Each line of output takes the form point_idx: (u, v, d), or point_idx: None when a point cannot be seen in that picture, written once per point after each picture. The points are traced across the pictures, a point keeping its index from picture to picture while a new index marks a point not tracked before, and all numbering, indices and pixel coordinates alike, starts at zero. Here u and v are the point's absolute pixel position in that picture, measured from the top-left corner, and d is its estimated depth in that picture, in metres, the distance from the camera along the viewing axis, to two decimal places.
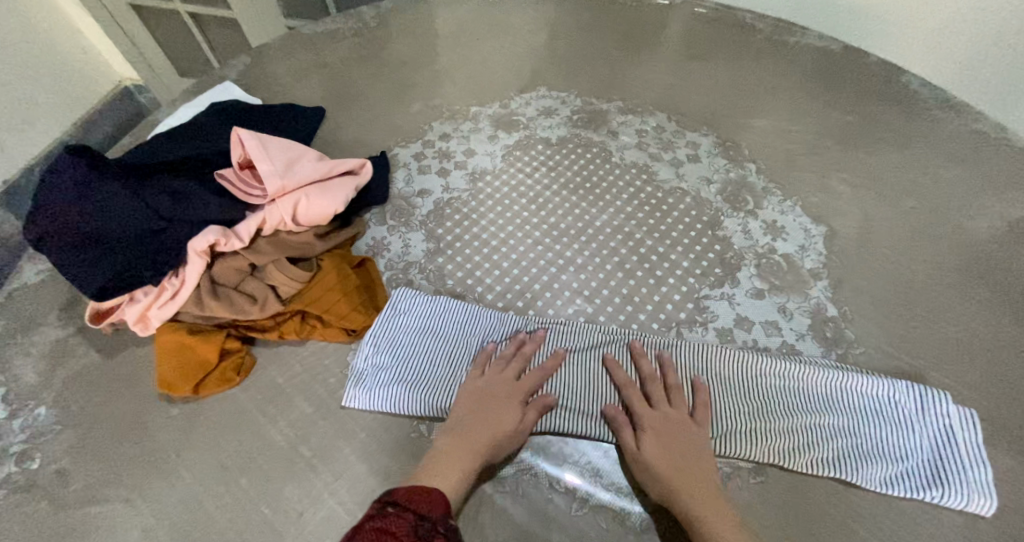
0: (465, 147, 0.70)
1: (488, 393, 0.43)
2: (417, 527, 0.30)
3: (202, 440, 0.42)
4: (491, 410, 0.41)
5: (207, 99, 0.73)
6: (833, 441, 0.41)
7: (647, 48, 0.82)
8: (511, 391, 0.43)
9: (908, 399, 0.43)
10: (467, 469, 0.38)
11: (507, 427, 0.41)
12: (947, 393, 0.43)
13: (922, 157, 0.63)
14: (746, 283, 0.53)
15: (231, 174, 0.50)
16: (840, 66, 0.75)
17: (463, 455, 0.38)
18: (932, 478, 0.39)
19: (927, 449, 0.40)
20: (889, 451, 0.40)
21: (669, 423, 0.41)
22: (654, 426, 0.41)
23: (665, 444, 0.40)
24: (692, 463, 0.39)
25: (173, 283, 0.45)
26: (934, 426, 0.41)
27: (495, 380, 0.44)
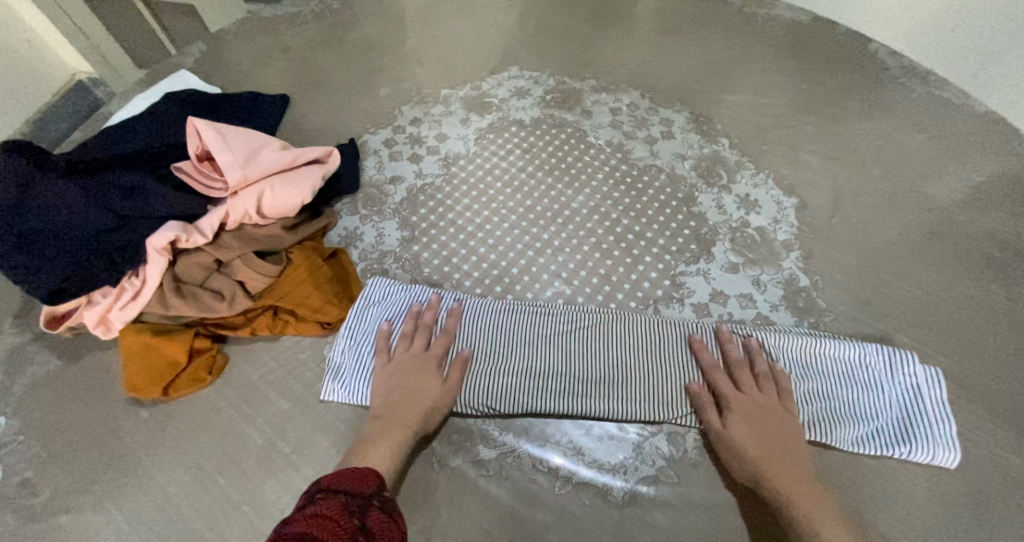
0: (436, 132, 0.69)
1: (400, 371, 0.43)
2: (349, 503, 0.30)
3: (174, 442, 0.41)
4: (411, 385, 0.42)
5: (162, 89, 0.69)
6: (808, 406, 0.42)
7: (619, 25, 0.80)
8: (423, 362, 0.44)
9: (878, 362, 0.44)
10: (398, 443, 0.39)
11: (432, 398, 0.42)
12: (914, 354, 0.44)
13: (890, 126, 0.64)
14: (721, 257, 0.54)
15: (189, 167, 0.48)
16: (811, 38, 0.75)
17: (387, 433, 0.39)
18: (900, 436, 0.40)
19: (896, 409, 0.42)
20: (860, 413, 0.42)
21: (760, 408, 0.41)
22: (741, 410, 0.41)
23: (757, 429, 0.40)
24: (783, 451, 0.38)
25: (134, 283, 0.43)
26: (903, 386, 0.42)
27: (406, 356, 0.44)
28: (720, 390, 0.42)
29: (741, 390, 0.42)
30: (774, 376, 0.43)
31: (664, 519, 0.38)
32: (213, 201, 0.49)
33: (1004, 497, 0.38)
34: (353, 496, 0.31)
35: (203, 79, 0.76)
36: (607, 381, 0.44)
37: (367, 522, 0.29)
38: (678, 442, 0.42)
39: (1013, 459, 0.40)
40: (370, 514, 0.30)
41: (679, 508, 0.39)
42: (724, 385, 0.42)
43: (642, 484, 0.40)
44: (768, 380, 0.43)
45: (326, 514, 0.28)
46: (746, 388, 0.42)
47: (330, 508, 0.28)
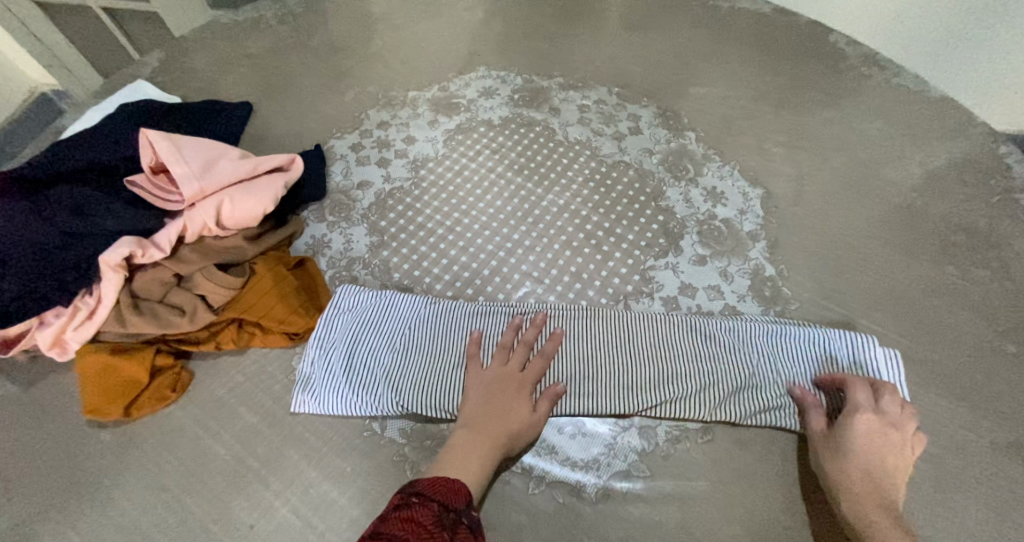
0: (404, 135, 0.68)
1: (495, 385, 0.42)
2: (441, 517, 0.31)
3: (138, 463, 0.40)
4: (504, 401, 0.41)
5: (119, 100, 0.68)
6: (776, 393, 0.42)
7: (586, 22, 0.81)
8: (520, 378, 0.43)
9: (841, 345, 0.45)
10: (485, 462, 0.37)
11: (528, 415, 0.41)
12: (874, 335, 0.46)
13: (850, 114, 0.65)
14: (689, 250, 0.54)
15: (142, 180, 0.47)
16: (773, 29, 0.76)
17: (479, 451, 0.38)
18: None
19: None
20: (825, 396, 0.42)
21: (890, 428, 0.37)
22: (870, 426, 0.37)
23: (874, 445, 0.37)
24: (892, 472, 0.36)
25: (88, 301, 0.42)
26: (865, 368, 0.43)
27: (501, 372, 0.44)
28: (852, 398, 0.39)
29: (879, 407, 0.39)
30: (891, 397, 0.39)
31: (637, 513, 0.38)
32: (171, 214, 0.48)
33: (962, 473, 0.40)
34: (445, 507, 0.32)
35: (163, 87, 0.74)
36: (578, 378, 0.44)
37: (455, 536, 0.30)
38: (649, 436, 0.42)
39: (971, 436, 0.41)
40: (459, 530, 0.31)
41: (651, 501, 0.39)
42: (863, 397, 0.39)
43: (614, 479, 0.40)
44: (900, 403, 0.39)
45: (418, 527, 0.29)
46: (887, 406, 0.39)
47: (422, 518, 0.30)
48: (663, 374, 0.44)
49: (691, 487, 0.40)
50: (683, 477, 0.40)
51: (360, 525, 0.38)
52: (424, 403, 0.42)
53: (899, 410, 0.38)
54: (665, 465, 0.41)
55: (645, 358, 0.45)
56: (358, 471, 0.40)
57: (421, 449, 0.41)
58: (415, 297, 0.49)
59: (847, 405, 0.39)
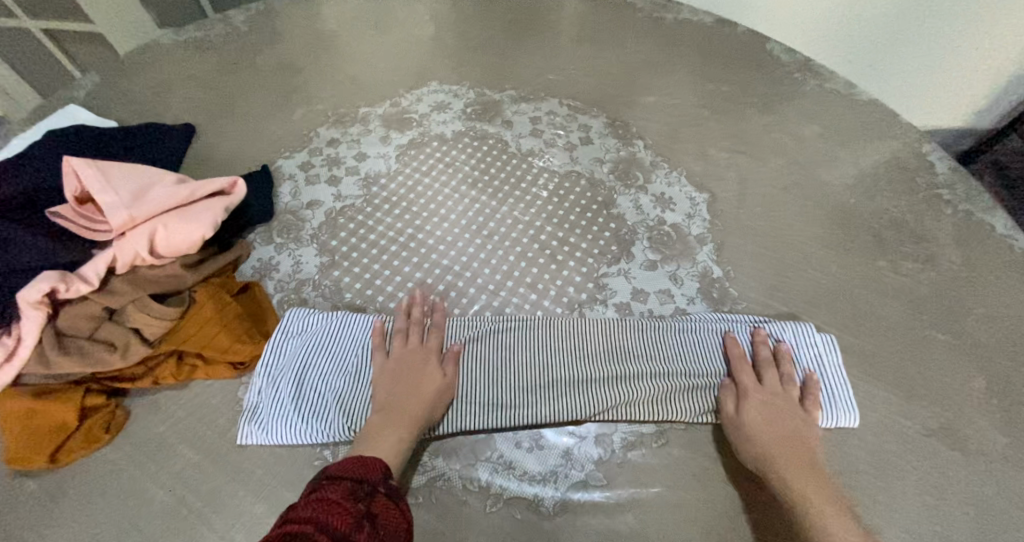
0: (355, 152, 0.67)
1: (404, 363, 0.44)
2: (354, 490, 0.31)
3: (67, 514, 0.38)
4: (415, 377, 0.43)
5: (49, 126, 0.65)
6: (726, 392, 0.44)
7: (536, 35, 0.82)
8: (425, 353, 0.45)
9: (784, 338, 0.47)
10: (403, 439, 0.39)
11: (441, 387, 0.43)
12: (811, 325, 0.48)
13: (787, 118, 0.68)
14: (640, 256, 0.55)
15: (66, 210, 0.44)
16: (714, 39, 0.79)
17: (394, 429, 0.40)
18: (807, 405, 0.43)
19: (804, 379, 0.45)
20: (773, 385, 0.44)
21: (784, 404, 0.43)
22: (762, 401, 0.42)
23: (769, 420, 0.41)
24: (796, 438, 0.41)
25: (6, 342, 0.39)
26: (810, 358, 0.46)
27: (408, 350, 0.46)
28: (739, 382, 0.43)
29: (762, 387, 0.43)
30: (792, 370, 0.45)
31: (594, 523, 0.38)
32: (101, 244, 0.45)
33: (901, 460, 0.41)
34: (363, 479, 0.32)
35: (98, 108, 0.71)
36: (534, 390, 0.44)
37: (373, 508, 0.31)
38: (604, 443, 0.42)
39: (908, 424, 0.43)
40: (376, 501, 0.31)
41: (608, 510, 0.39)
42: (749, 380, 0.43)
43: (572, 490, 0.40)
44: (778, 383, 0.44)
45: (335, 505, 0.29)
46: (772, 382, 0.44)
47: (335, 497, 0.30)
48: (619, 381, 0.44)
49: (646, 493, 0.40)
50: (639, 483, 0.40)
51: None
52: None
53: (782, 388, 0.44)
54: (621, 472, 0.41)
55: (600, 365, 0.45)
56: None
57: None
58: (368, 318, 0.48)
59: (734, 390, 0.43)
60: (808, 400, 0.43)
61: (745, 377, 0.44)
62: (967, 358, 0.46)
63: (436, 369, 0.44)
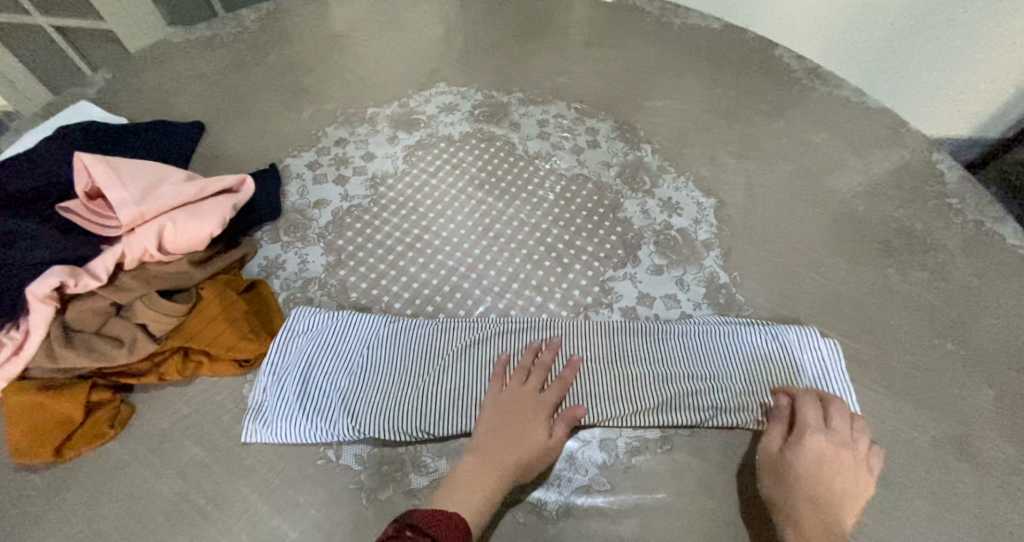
0: (363, 152, 0.68)
1: (508, 408, 0.42)
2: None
3: (71, 508, 0.38)
4: (518, 425, 0.41)
5: (60, 123, 0.65)
6: (732, 397, 0.43)
7: (544, 38, 0.82)
8: (536, 404, 0.42)
9: (791, 344, 0.46)
10: (493, 491, 0.37)
11: (544, 438, 0.40)
12: (816, 332, 0.48)
13: (796, 124, 0.68)
14: (646, 260, 0.55)
15: (76, 206, 0.45)
16: (722, 44, 0.79)
17: (486, 476, 0.38)
18: None
19: (812, 385, 0.44)
20: (778, 391, 0.44)
21: (829, 462, 0.38)
22: (833, 443, 0.39)
23: (823, 471, 0.38)
24: (844, 501, 0.37)
25: (15, 335, 0.39)
26: (816, 363, 0.45)
27: (515, 396, 0.43)
28: (778, 428, 0.41)
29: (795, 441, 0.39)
30: (805, 424, 0.40)
31: (598, 528, 0.38)
32: (110, 240, 0.45)
33: (909, 470, 0.41)
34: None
35: (109, 105, 0.71)
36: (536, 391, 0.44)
37: None
38: (609, 448, 0.42)
39: (916, 434, 0.43)
40: None
41: (612, 515, 0.39)
42: (779, 431, 0.40)
43: (575, 495, 0.40)
44: (845, 423, 0.40)
45: None
46: (840, 428, 0.40)
47: None
48: (623, 387, 0.44)
49: (651, 499, 0.39)
50: (644, 488, 0.40)
51: None
52: (381, 426, 0.41)
53: (847, 436, 0.39)
54: (625, 477, 0.41)
55: (607, 370, 0.45)
56: (312, 502, 0.39)
57: (378, 475, 0.40)
58: (373, 317, 0.48)
59: (789, 432, 0.40)
60: (866, 450, 0.39)
61: (778, 432, 0.40)
62: (976, 369, 0.46)
63: (545, 425, 0.41)
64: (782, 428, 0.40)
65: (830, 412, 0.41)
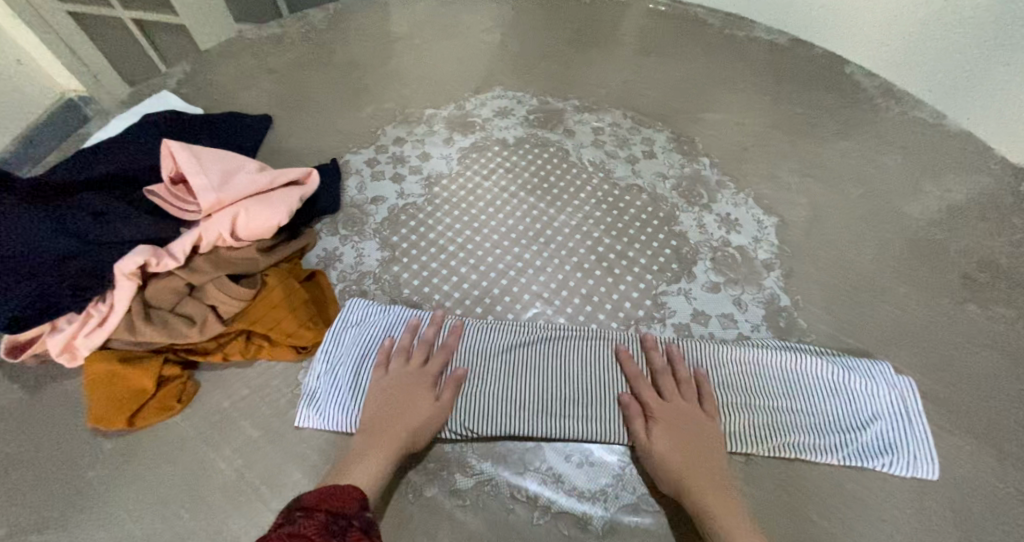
0: (420, 152, 0.69)
1: (395, 389, 0.43)
2: (329, 524, 0.30)
3: (137, 475, 0.40)
4: (402, 402, 0.42)
5: (144, 110, 0.69)
6: (795, 426, 0.42)
7: (601, 46, 0.82)
8: (419, 379, 0.44)
9: (862, 375, 0.44)
10: (383, 463, 0.38)
11: (427, 413, 0.42)
12: (889, 367, 0.45)
13: (867, 145, 0.65)
14: (702, 276, 0.54)
15: (162, 190, 0.47)
16: (788, 59, 0.77)
17: (380, 450, 0.39)
18: (885, 447, 0.41)
19: (886, 420, 0.42)
20: (844, 424, 0.42)
21: (682, 418, 0.42)
22: (670, 421, 0.41)
23: (680, 438, 0.40)
24: (707, 463, 0.39)
25: (100, 309, 0.41)
26: (888, 398, 0.43)
27: (396, 380, 0.44)
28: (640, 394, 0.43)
29: (664, 401, 0.43)
30: (708, 392, 0.43)
31: None
32: (188, 224, 0.48)
33: (986, 521, 0.38)
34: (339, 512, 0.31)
35: (186, 97, 0.75)
36: (588, 403, 0.43)
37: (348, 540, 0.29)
38: None
39: (994, 483, 0.40)
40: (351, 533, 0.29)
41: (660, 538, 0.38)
42: (648, 396, 0.43)
43: (621, 512, 0.39)
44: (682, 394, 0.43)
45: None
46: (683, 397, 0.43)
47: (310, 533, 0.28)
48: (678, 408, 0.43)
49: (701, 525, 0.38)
50: None
51: None
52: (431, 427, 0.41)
53: (678, 397, 0.43)
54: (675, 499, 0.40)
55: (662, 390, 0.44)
56: None
57: (424, 473, 0.41)
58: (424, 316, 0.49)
59: (646, 409, 0.42)
60: (704, 403, 0.43)
61: (645, 393, 0.43)
62: None
63: (429, 399, 0.43)
64: (656, 387, 0.44)
65: (679, 383, 0.44)
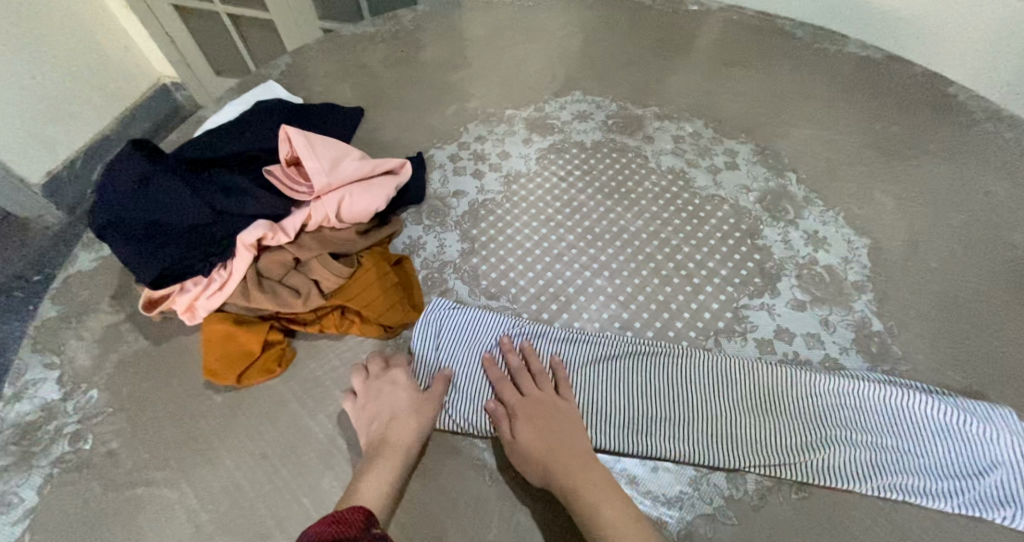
0: (500, 150, 0.71)
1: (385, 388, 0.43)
2: None
3: (242, 428, 0.43)
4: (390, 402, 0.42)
5: (252, 97, 0.74)
6: (896, 465, 0.40)
7: (682, 55, 0.81)
8: (398, 392, 0.43)
9: (978, 419, 0.41)
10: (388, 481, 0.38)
11: (419, 420, 0.42)
12: (1013, 412, 0.42)
13: (972, 170, 0.61)
14: (787, 293, 0.53)
15: (279, 170, 0.52)
16: (883, 75, 0.73)
17: (382, 465, 0.39)
18: (1003, 498, 0.38)
19: (1008, 469, 0.39)
20: (958, 469, 0.39)
21: (541, 411, 0.43)
22: (534, 413, 0.43)
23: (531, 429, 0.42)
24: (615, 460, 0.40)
25: (222, 274, 0.46)
26: (1011, 445, 0.40)
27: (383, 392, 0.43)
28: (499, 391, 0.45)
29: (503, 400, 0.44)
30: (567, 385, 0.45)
31: None
32: (296, 203, 0.51)
33: None
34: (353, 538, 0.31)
35: (285, 87, 0.81)
36: (673, 420, 0.43)
37: None
38: (735, 482, 0.41)
39: None
40: None
41: None
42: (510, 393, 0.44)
43: (698, 521, 0.39)
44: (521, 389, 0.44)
45: None
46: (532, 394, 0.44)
47: None
48: (763, 431, 0.42)
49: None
50: (771, 530, 0.39)
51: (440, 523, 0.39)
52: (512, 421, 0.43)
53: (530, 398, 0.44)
54: (753, 515, 0.39)
55: (748, 411, 0.43)
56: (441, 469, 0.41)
57: (501, 457, 0.43)
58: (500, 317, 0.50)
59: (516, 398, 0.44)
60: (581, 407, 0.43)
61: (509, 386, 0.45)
62: None
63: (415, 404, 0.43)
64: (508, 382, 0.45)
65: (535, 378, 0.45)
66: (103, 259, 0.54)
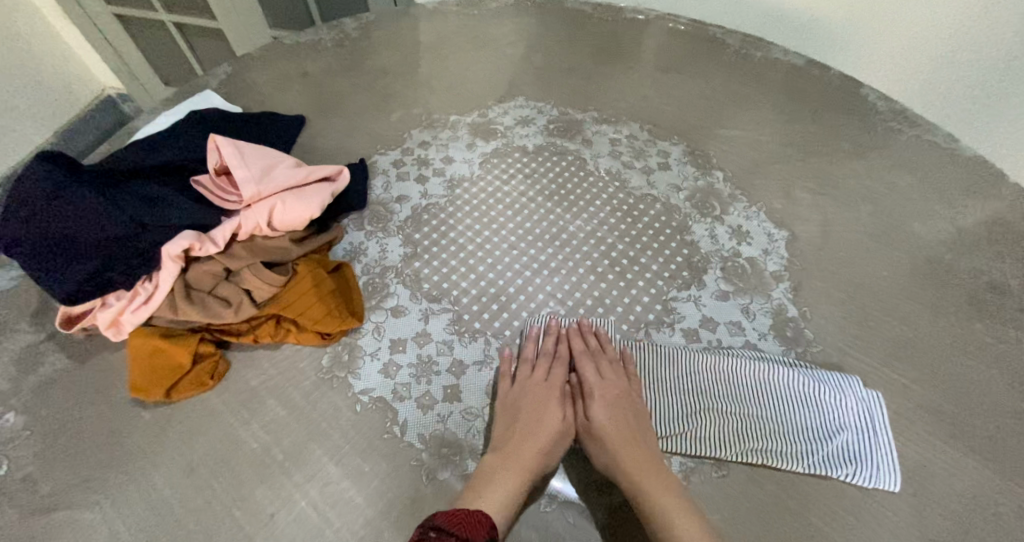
0: (443, 155, 0.72)
1: (524, 402, 0.45)
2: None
3: (171, 444, 0.42)
4: (533, 419, 0.44)
5: (187, 107, 0.73)
6: (798, 437, 0.43)
7: (621, 61, 0.84)
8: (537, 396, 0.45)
9: (857, 393, 0.45)
10: (508, 493, 0.39)
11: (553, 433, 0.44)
12: (858, 381, 0.46)
13: (880, 166, 0.66)
14: (712, 285, 0.56)
15: (206, 180, 0.52)
16: (805, 79, 0.78)
17: (502, 469, 0.40)
18: (885, 464, 0.42)
19: (885, 438, 0.43)
20: (813, 434, 0.43)
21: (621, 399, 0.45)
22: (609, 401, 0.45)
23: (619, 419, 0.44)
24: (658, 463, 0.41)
25: (147, 287, 0.45)
26: (856, 409, 0.44)
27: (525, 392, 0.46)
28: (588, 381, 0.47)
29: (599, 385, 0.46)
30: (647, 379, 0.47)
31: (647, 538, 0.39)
32: (227, 213, 0.51)
33: (976, 530, 0.39)
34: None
35: (225, 96, 0.79)
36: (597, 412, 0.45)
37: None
38: None
39: (995, 498, 0.41)
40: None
41: None
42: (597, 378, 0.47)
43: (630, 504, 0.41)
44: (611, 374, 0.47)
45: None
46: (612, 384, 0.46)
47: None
48: (683, 412, 0.45)
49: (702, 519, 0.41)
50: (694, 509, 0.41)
51: (374, 525, 0.39)
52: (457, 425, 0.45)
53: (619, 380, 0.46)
54: None
55: (670, 397, 0.46)
56: (377, 472, 0.42)
57: (437, 456, 0.43)
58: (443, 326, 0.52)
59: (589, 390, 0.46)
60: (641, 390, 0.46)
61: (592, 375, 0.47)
62: None
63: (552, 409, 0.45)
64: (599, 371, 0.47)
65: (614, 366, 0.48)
66: (23, 277, 0.52)
